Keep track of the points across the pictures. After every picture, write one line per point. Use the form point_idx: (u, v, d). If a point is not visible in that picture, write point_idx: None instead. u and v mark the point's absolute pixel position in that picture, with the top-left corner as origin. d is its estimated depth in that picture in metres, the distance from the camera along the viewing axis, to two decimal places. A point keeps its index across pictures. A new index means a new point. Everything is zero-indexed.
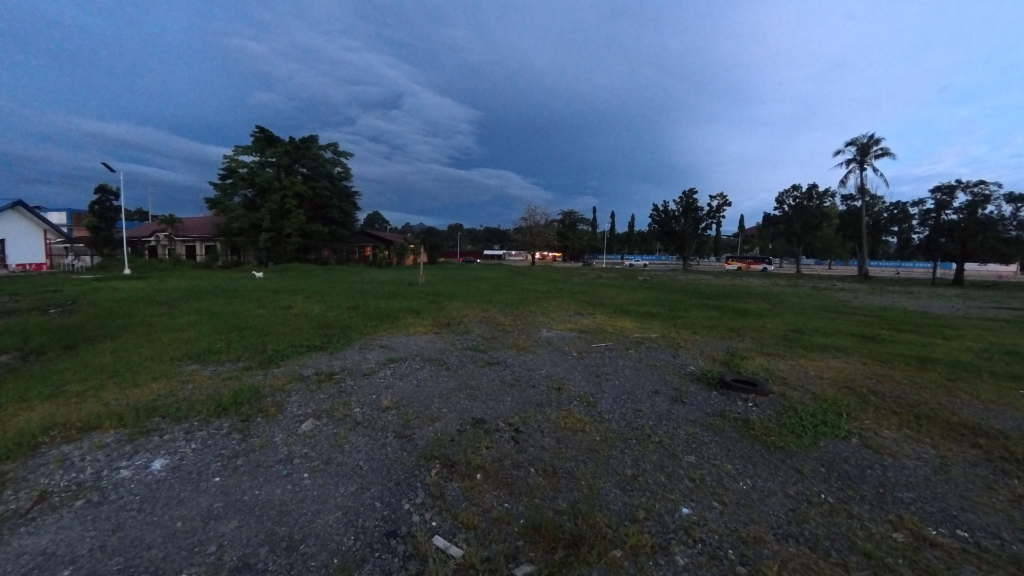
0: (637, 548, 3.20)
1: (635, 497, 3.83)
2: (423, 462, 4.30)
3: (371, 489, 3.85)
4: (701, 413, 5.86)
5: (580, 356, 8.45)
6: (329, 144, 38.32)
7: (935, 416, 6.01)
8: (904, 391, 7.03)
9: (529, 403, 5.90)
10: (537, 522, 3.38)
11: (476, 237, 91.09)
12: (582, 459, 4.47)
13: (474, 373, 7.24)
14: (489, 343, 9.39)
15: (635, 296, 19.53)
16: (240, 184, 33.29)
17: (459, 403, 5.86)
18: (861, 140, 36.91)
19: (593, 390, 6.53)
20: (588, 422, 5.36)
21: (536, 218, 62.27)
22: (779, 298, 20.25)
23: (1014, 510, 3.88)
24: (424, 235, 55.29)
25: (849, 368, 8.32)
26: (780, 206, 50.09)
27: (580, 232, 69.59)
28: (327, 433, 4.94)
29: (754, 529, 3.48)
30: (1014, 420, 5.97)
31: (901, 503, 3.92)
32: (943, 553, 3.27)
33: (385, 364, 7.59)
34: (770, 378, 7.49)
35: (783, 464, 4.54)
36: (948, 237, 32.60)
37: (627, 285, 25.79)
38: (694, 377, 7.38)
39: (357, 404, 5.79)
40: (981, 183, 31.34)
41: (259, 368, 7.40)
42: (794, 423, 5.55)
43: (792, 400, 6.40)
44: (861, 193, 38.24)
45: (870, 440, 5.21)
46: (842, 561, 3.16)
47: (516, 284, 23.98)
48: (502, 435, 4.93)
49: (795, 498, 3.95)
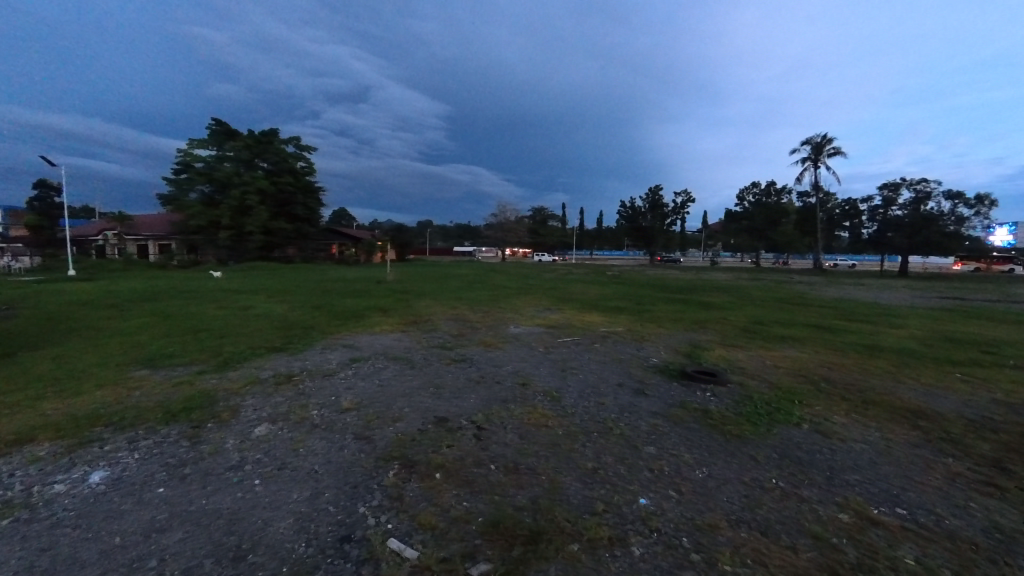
0: (595, 541, 3.21)
1: (595, 490, 3.86)
2: (382, 463, 4.19)
3: (326, 493, 3.72)
4: (663, 404, 5.97)
5: (547, 351, 8.50)
6: (292, 138, 37.23)
7: (883, 401, 6.34)
8: (854, 377, 7.43)
9: (494, 399, 5.86)
10: (497, 520, 3.37)
11: (448, 234, 90.65)
12: (545, 454, 4.45)
13: (440, 371, 7.12)
14: (456, 341, 9.28)
15: (604, 291, 19.78)
16: (198, 179, 32.02)
17: (422, 402, 5.75)
18: (816, 139, 38.69)
19: (558, 385, 6.55)
20: (553, 417, 5.38)
21: (507, 214, 63.01)
22: (744, 292, 20.74)
23: (949, 487, 4.15)
24: (393, 231, 54.33)
25: (805, 357, 8.70)
26: (743, 202, 52.34)
27: (551, 228, 69.98)
28: (283, 438, 4.75)
29: (710, 517, 3.56)
30: (951, 402, 6.40)
31: (847, 486, 4.11)
32: (885, 532, 3.44)
33: (348, 365, 7.36)
34: (730, 368, 7.72)
35: (739, 452, 4.68)
36: (897, 231, 34.50)
37: (599, 280, 26.28)
38: (658, 369, 7.54)
39: (315, 407, 5.58)
40: (923, 181, 33.78)
41: (215, 371, 7.06)
42: (751, 412, 5.74)
43: (750, 389, 6.63)
44: (816, 191, 40.16)
45: (821, 426, 5.44)
46: (792, 544, 3.26)
47: (485, 280, 23.89)
48: (465, 433, 4.86)
49: (749, 484, 4.07)
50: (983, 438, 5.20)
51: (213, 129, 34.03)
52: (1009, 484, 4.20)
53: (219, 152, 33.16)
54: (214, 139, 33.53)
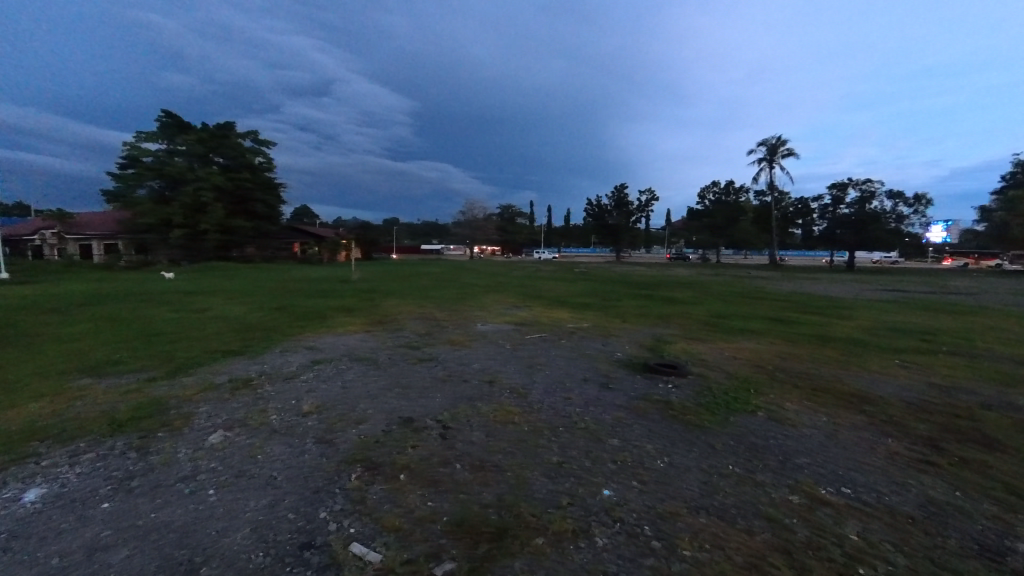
0: (560, 534, 3.25)
1: (560, 484, 3.92)
2: (344, 467, 4.10)
3: (286, 500, 3.60)
4: (627, 397, 6.12)
5: (515, 348, 8.54)
6: (250, 132, 35.70)
7: (833, 388, 6.73)
8: (806, 366, 7.86)
9: (460, 398, 5.84)
10: (463, 519, 3.36)
11: (416, 232, 89.49)
12: (511, 451, 4.47)
13: (406, 370, 7.03)
14: (423, 340, 9.16)
15: (571, 287, 20.03)
16: (147, 174, 30.25)
17: (387, 403, 5.65)
18: (770, 140, 40.50)
19: (525, 382, 6.60)
20: (519, 413, 5.41)
21: (475, 212, 62.94)
22: (706, 287, 21.45)
23: (889, 466, 4.45)
24: (358, 229, 53.05)
25: (761, 348, 9.13)
26: (704, 201, 54.12)
27: (519, 226, 70.12)
28: (240, 445, 4.57)
29: (671, 504, 3.68)
30: (891, 386, 6.89)
31: (799, 469, 4.34)
32: (832, 511, 3.65)
33: (309, 367, 7.15)
34: (691, 360, 8.00)
35: (698, 441, 4.85)
36: (845, 229, 36.56)
37: (567, 277, 26.60)
38: (622, 363, 7.71)
39: (275, 411, 5.40)
40: (868, 181, 35.99)
41: (167, 378, 6.69)
42: (710, 402, 5.97)
43: (709, 380, 6.90)
44: (771, 189, 42.08)
45: (774, 413, 5.73)
46: (747, 527, 3.41)
47: (455, 278, 23.71)
48: (431, 432, 4.82)
49: (708, 471, 4.24)
50: (920, 420, 5.61)
51: (162, 121, 32.19)
52: (942, 461, 4.54)
53: (170, 145, 31.42)
54: (164, 132, 31.75)
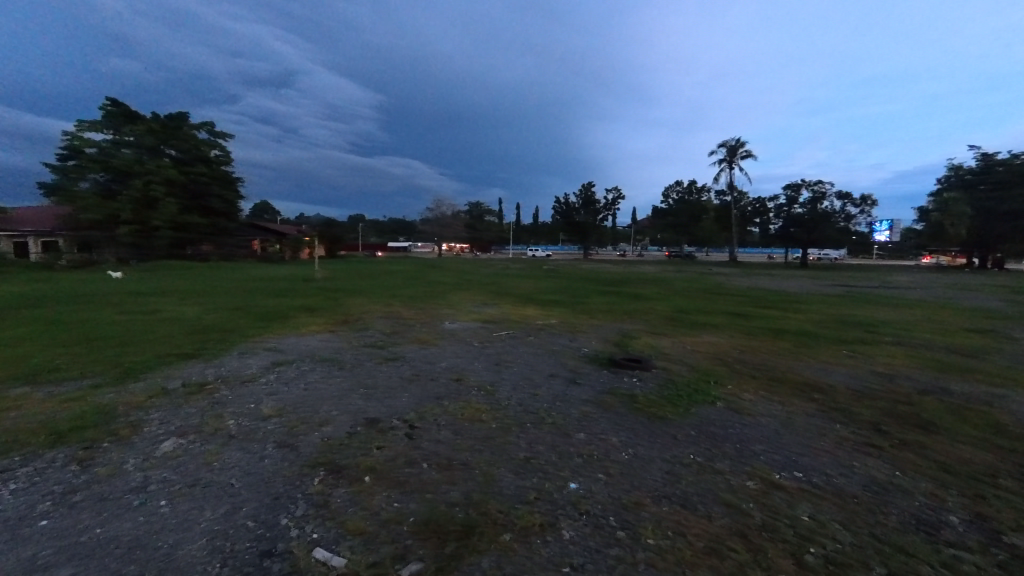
0: (527, 529, 3.28)
1: (527, 479, 3.95)
2: (307, 471, 3.98)
3: (245, 507, 3.47)
4: (593, 391, 6.24)
5: (483, 345, 8.54)
6: (205, 123, 33.93)
7: (787, 378, 7.09)
8: (762, 358, 8.23)
9: (427, 397, 5.79)
10: (430, 519, 3.33)
11: (383, 230, 87.82)
12: (479, 448, 4.47)
13: (372, 370, 6.90)
14: (389, 339, 9.00)
15: (540, 285, 20.18)
16: (89, 166, 28.25)
17: (352, 404, 5.53)
18: (730, 142, 42.08)
19: (493, 379, 6.61)
20: (487, 410, 5.42)
21: (444, 209, 62.43)
22: (670, 283, 22.09)
23: (837, 450, 4.73)
24: (322, 226, 51.51)
25: (721, 341, 9.51)
26: (668, 200, 55.67)
27: (488, 223, 69.97)
28: (195, 452, 4.36)
29: (635, 495, 3.78)
30: (839, 375, 7.32)
31: (755, 455, 4.55)
32: (786, 494, 3.85)
33: (270, 369, 6.90)
34: (655, 354, 8.23)
35: (661, 432, 5.01)
36: (799, 227, 38.51)
37: (535, 274, 26.78)
38: (589, 358, 7.85)
39: (233, 416, 5.18)
40: (819, 182, 38.00)
41: (113, 385, 6.28)
42: (673, 394, 6.17)
43: (671, 373, 7.13)
44: (731, 189, 43.77)
45: (732, 403, 5.98)
46: (707, 513, 3.55)
47: (423, 276, 23.45)
48: (397, 433, 4.75)
49: (671, 461, 4.38)
50: (865, 406, 5.99)
51: (107, 109, 30.10)
52: (884, 443, 4.88)
53: (116, 136, 29.44)
54: (109, 121, 29.73)
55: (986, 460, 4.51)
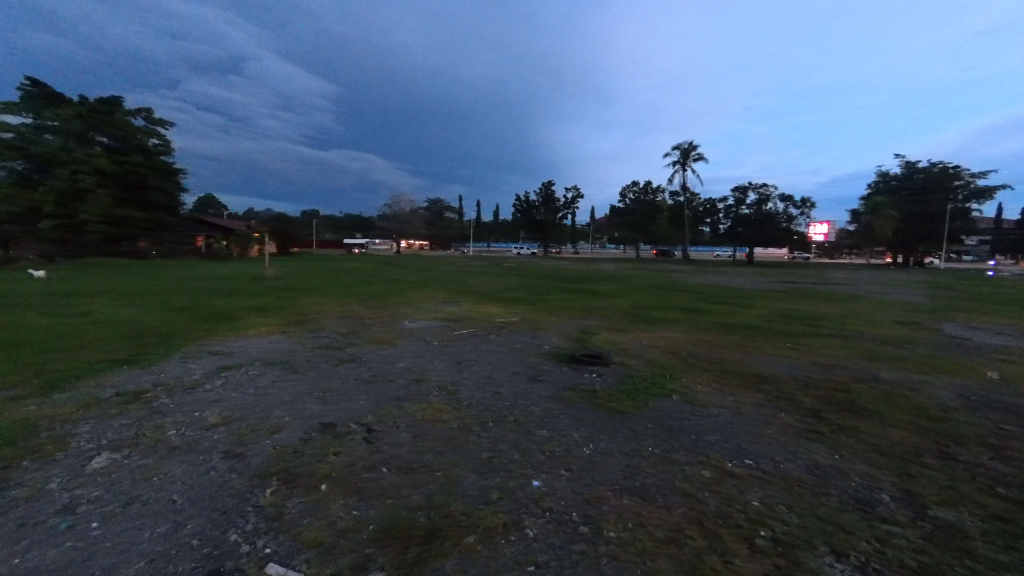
0: (491, 529, 3.26)
1: (490, 479, 3.93)
2: (258, 482, 3.76)
3: (189, 525, 3.23)
4: (555, 388, 6.30)
5: (444, 345, 8.43)
6: (142, 108, 31.39)
7: (738, 370, 7.46)
8: (715, 352, 8.62)
9: (386, 399, 5.63)
10: (392, 525, 3.24)
11: (339, 226, 84.95)
12: (441, 450, 4.40)
13: (327, 373, 6.64)
14: (346, 339, 8.70)
15: (501, 282, 20.20)
16: (5, 153, 25.44)
17: (306, 409, 5.29)
18: (684, 145, 43.76)
19: (454, 378, 6.53)
20: (448, 411, 5.34)
21: (403, 206, 61.21)
22: (627, 280, 22.72)
23: (782, 437, 5.02)
24: (273, 222, 49.11)
25: (676, 336, 9.87)
26: (625, 199, 57.22)
27: (448, 220, 69.22)
28: (131, 467, 4.01)
29: (597, 489, 3.85)
30: (784, 366, 7.79)
31: (709, 445, 4.74)
32: (738, 481, 4.04)
33: (216, 375, 6.49)
34: (614, 350, 8.43)
35: (621, 426, 5.12)
36: (746, 227, 40.70)
37: (497, 271, 26.79)
38: (550, 355, 7.93)
39: (174, 426, 4.82)
40: (764, 185, 40.30)
41: (35, 396, 5.68)
42: (631, 389, 6.33)
43: (629, 367, 7.32)
44: (684, 190, 45.58)
45: (687, 395, 6.21)
46: (666, 503, 3.67)
47: (382, 274, 22.86)
48: (355, 437, 4.59)
49: (630, 454, 4.49)
50: (807, 395, 6.39)
51: (25, 90, 27.21)
52: (823, 429, 5.23)
53: (37, 120, 26.65)
54: (29, 103, 26.90)
55: (912, 440, 4.92)
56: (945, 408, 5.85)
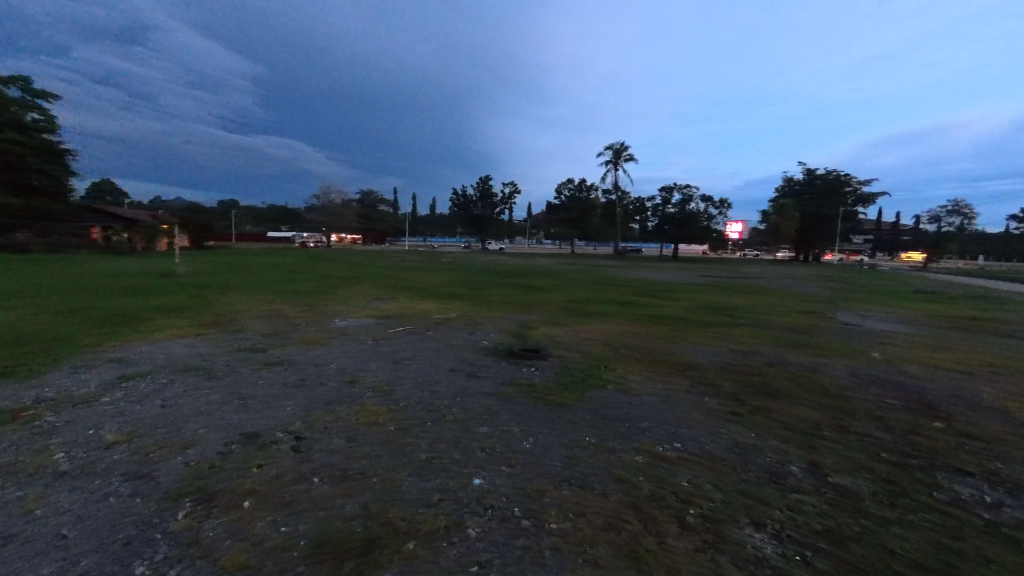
0: (432, 533, 3.17)
1: (431, 481, 3.83)
2: (168, 505, 3.36)
3: (82, 562, 2.80)
4: (495, 383, 6.30)
5: (378, 343, 8.12)
6: (16, 77, 26.94)
7: (666, 359, 7.95)
8: (645, 342, 9.11)
9: (317, 403, 5.31)
10: (326, 538, 3.04)
11: (261, 218, 78.85)
12: (377, 454, 4.22)
13: (250, 378, 6.13)
14: (271, 341, 8.09)
15: (438, 278, 19.86)
16: None
17: (225, 419, 4.82)
18: (616, 146, 45.69)
19: (390, 378, 6.30)
20: (384, 412, 5.14)
21: (333, 197, 58.14)
22: (564, 275, 23.31)
23: (707, 420, 5.40)
24: (184, 211, 44.46)
25: (611, 328, 10.30)
26: (561, 196, 58.64)
27: (383, 214, 66.88)
28: (4, 500, 3.40)
29: (537, 482, 3.89)
30: (706, 354, 8.42)
31: (642, 431, 4.99)
32: (668, 464, 4.28)
33: (115, 385, 5.73)
34: (552, 343, 8.61)
35: (560, 418, 5.24)
36: (672, 225, 43.43)
37: (434, 266, 26.31)
38: (489, 351, 7.92)
39: (61, 448, 4.17)
40: (688, 186, 43.22)
41: None
42: (569, 381, 6.50)
43: (566, 360, 7.52)
44: (616, 189, 47.65)
45: (621, 385, 6.50)
46: (604, 490, 3.80)
47: (311, 270, 21.56)
48: (282, 447, 4.27)
49: (569, 445, 4.60)
50: (726, 379, 6.95)
51: None
52: (741, 410, 5.70)
53: None
54: None
55: (814, 417, 5.51)
56: (840, 387, 6.63)
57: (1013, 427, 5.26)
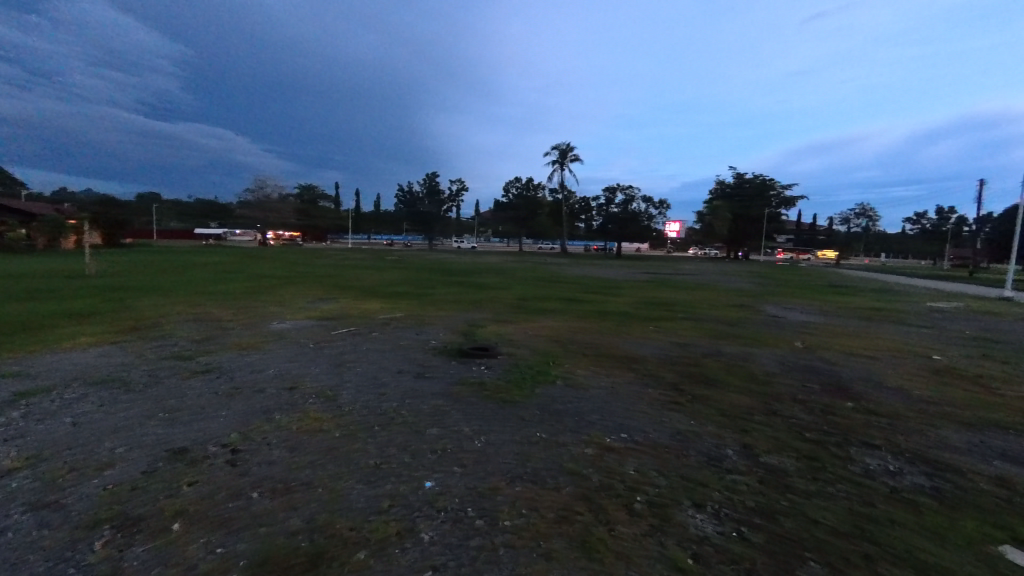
0: (384, 540, 3.07)
1: (380, 487, 3.70)
2: (80, 535, 2.99)
3: None
4: (444, 383, 6.21)
5: (320, 346, 7.74)
6: None
7: (612, 353, 8.23)
8: (592, 337, 9.37)
9: (254, 412, 4.96)
10: (269, 556, 2.85)
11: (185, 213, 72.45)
12: (322, 463, 4.02)
13: (176, 388, 5.61)
14: (199, 347, 7.46)
15: (384, 276, 19.26)
16: None
17: (147, 435, 4.37)
18: (562, 146, 46.66)
19: (333, 383, 6.03)
20: (328, 419, 4.91)
21: (268, 191, 54.65)
22: (511, 273, 23.49)
23: (650, 410, 5.65)
24: (91, 204, 39.80)
25: (558, 325, 10.51)
26: (508, 194, 58.93)
27: (324, 210, 63.83)
28: None
29: (490, 480, 3.89)
30: (648, 347, 8.82)
31: (590, 424, 5.13)
32: (616, 455, 4.44)
33: (9, 403, 5.01)
34: (501, 341, 8.63)
35: (511, 415, 5.26)
36: (615, 224, 45.08)
37: (379, 265, 25.53)
38: (438, 350, 7.80)
39: None
40: (630, 187, 45.04)
41: None
42: (519, 378, 6.55)
43: (516, 358, 7.56)
44: (563, 188, 48.65)
45: (570, 380, 6.64)
46: (555, 484, 3.86)
47: (243, 269, 20.11)
48: (215, 461, 3.95)
49: (520, 442, 4.63)
50: (667, 371, 7.32)
51: None
52: (681, 399, 6.03)
53: None
54: None
55: (745, 402, 5.95)
56: (767, 374, 7.20)
57: (910, 403, 5.98)
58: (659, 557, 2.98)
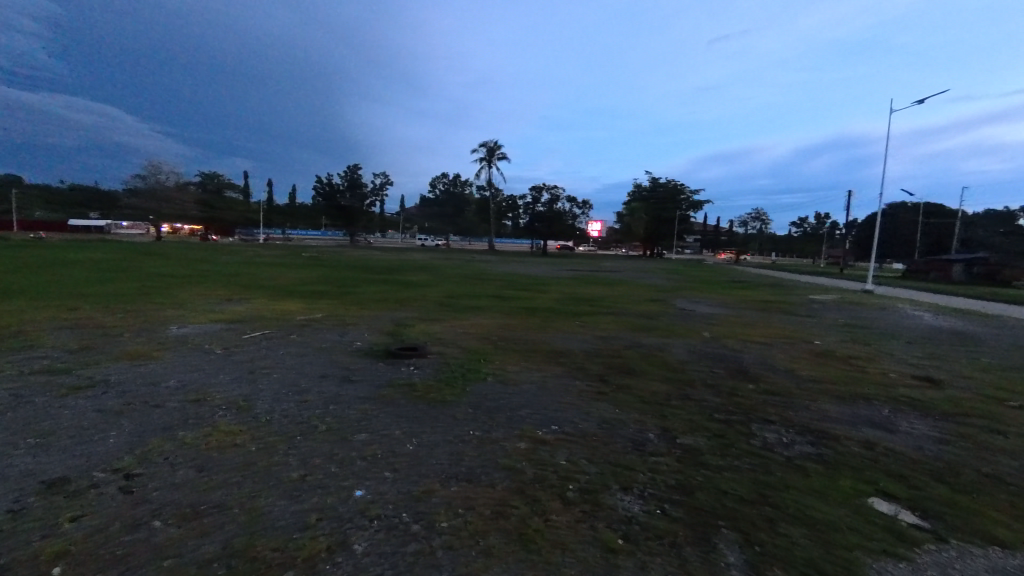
0: (312, 557, 2.89)
1: (306, 501, 3.47)
2: None
3: None
4: (371, 387, 5.97)
5: (228, 352, 7.03)
6: None
7: (541, 348, 8.44)
8: (521, 334, 9.53)
9: (150, 430, 4.39)
10: None
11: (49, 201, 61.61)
12: (237, 481, 3.67)
13: (45, 408, 4.77)
14: (75, 359, 6.41)
15: (300, 274, 17.96)
16: None
17: (8, 467, 3.68)
18: (489, 144, 46.83)
19: (246, 392, 5.52)
20: (241, 432, 4.49)
21: (160, 179, 48.42)
22: (439, 270, 23.10)
23: (578, 402, 5.90)
24: None
25: (488, 322, 10.54)
26: (435, 190, 57.91)
27: (229, 201, 58.02)
28: None
29: (424, 483, 3.81)
30: (574, 341, 9.18)
31: (522, 419, 5.24)
32: (548, 447, 4.57)
33: None
34: (430, 340, 8.48)
35: (443, 415, 5.20)
36: (541, 223, 46.31)
37: (294, 262, 23.74)
38: (363, 352, 7.46)
39: None
40: (555, 187, 46.51)
41: None
42: (450, 377, 6.48)
43: (446, 357, 7.47)
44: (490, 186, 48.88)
45: (501, 377, 6.71)
46: (491, 481, 3.89)
47: (128, 267, 17.58)
48: (103, 490, 3.44)
49: (453, 441, 4.59)
50: (593, 363, 7.68)
51: None
52: (606, 390, 6.37)
53: None
54: None
55: (662, 389, 6.44)
56: (680, 362, 7.85)
57: (796, 382, 6.88)
58: (592, 540, 3.14)
